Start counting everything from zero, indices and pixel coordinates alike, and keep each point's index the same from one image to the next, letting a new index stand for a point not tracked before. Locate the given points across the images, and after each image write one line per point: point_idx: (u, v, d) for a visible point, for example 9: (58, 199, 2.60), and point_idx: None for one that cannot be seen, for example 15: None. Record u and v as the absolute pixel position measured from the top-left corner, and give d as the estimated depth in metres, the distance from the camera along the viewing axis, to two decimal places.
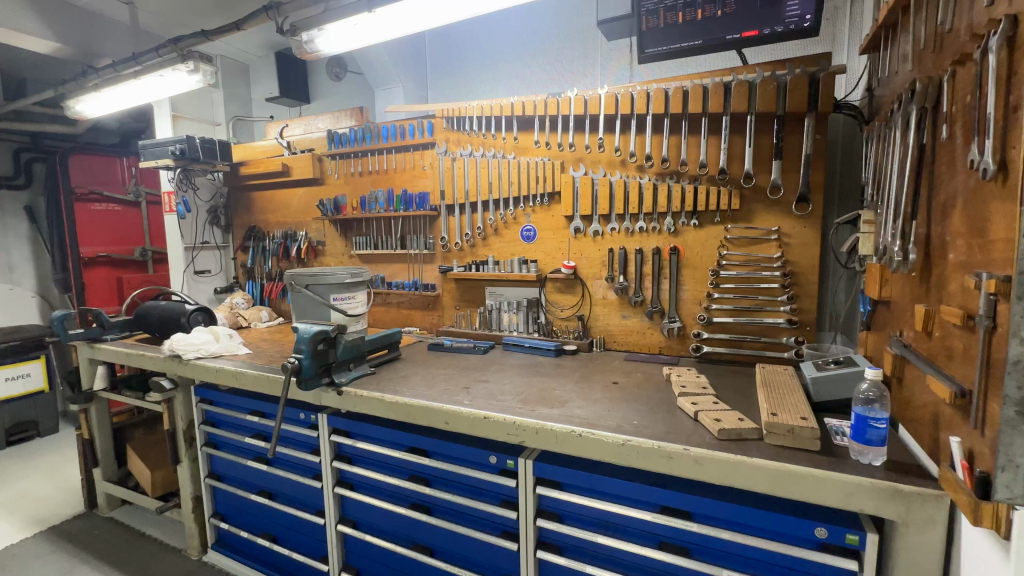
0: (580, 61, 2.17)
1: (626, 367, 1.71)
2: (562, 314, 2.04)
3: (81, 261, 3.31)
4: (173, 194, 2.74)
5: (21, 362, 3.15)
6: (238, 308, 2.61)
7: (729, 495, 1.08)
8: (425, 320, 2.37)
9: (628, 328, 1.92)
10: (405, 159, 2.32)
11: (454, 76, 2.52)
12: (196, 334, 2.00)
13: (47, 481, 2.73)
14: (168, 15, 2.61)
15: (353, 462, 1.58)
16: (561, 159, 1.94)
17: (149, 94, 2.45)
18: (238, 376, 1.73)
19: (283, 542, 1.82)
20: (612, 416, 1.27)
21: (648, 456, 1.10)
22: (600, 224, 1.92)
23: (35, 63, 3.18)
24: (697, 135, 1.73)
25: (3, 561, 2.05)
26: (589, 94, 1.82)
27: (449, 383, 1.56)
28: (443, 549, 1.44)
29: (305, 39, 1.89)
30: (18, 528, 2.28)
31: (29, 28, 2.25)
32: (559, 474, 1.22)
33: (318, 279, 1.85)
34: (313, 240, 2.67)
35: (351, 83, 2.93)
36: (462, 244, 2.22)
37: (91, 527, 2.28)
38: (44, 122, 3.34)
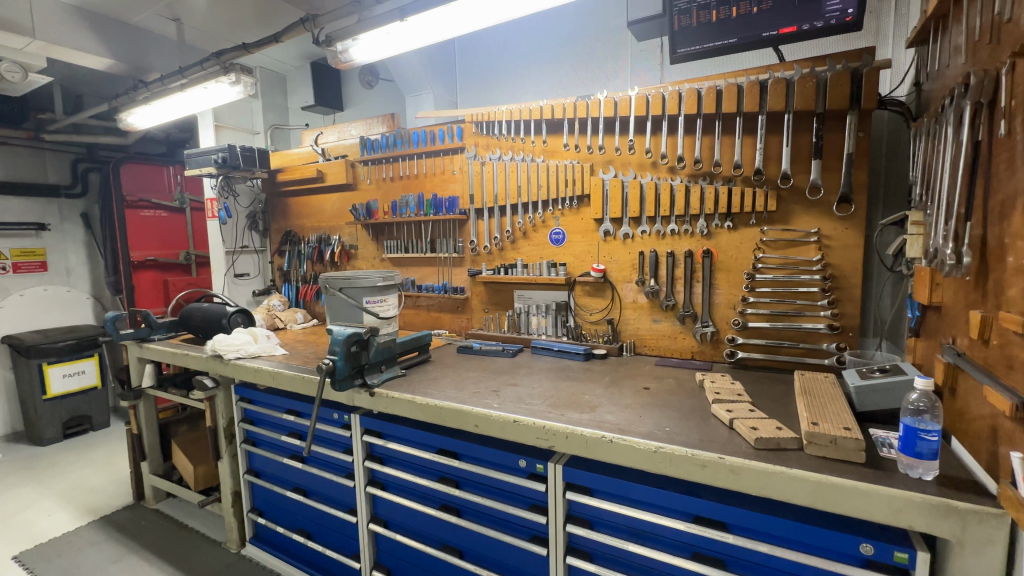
0: (610, 62, 2.15)
1: (657, 372, 1.69)
2: (591, 318, 2.02)
3: (131, 265, 3.50)
4: (215, 201, 2.87)
5: (77, 359, 3.35)
6: (276, 310, 2.70)
7: (766, 506, 1.04)
8: (454, 323, 2.40)
9: (659, 332, 1.89)
10: (435, 164, 2.35)
11: (483, 81, 2.55)
12: (236, 334, 2.08)
13: (99, 472, 2.89)
14: (211, 30, 2.74)
15: (384, 462, 1.61)
16: (590, 162, 1.93)
17: (194, 105, 2.56)
18: (276, 377, 1.79)
19: (317, 538, 1.87)
20: (643, 422, 1.25)
21: (682, 464, 1.07)
22: (631, 227, 1.89)
23: (91, 79, 3.39)
24: (731, 135, 1.69)
25: (60, 548, 2.18)
26: (619, 96, 1.80)
27: (478, 386, 1.57)
28: (472, 551, 1.45)
29: (339, 49, 1.96)
30: (73, 517, 2.42)
31: (85, 46, 2.40)
32: (589, 480, 1.21)
33: (353, 282, 1.88)
34: (346, 244, 2.74)
35: (382, 90, 3.00)
36: (491, 247, 2.23)
37: (139, 518, 2.40)
38: (99, 134, 3.55)
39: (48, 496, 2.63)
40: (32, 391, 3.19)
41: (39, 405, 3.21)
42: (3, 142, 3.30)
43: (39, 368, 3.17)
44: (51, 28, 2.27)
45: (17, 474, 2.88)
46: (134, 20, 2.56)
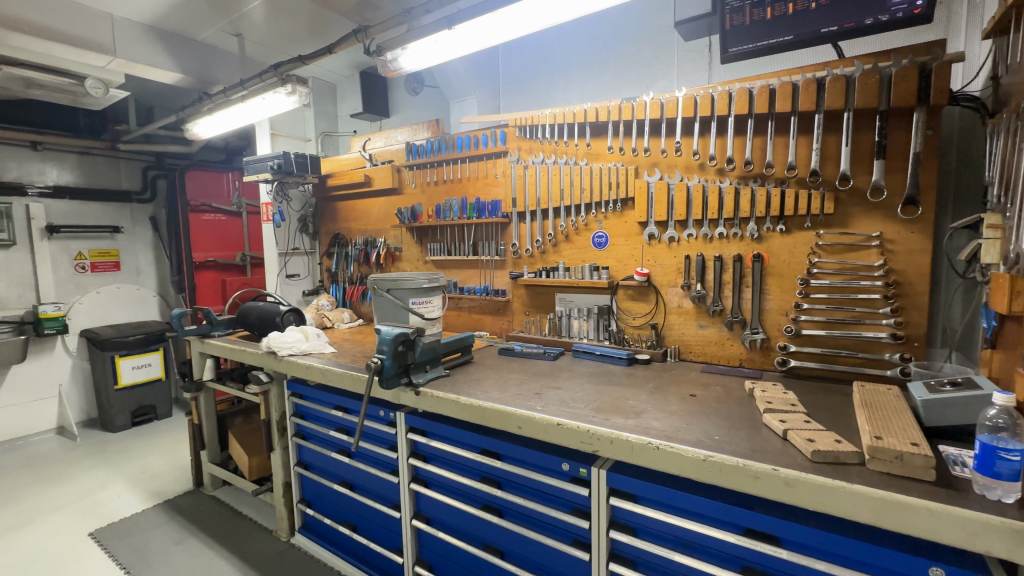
0: (655, 63, 2.12)
1: (704, 379, 1.64)
2: (634, 322, 2.00)
3: (194, 265, 3.74)
4: (270, 205, 3.03)
5: (145, 352, 3.60)
6: (324, 309, 2.82)
7: (824, 523, 1.00)
8: (495, 324, 2.42)
9: (705, 338, 1.84)
10: (478, 168, 2.38)
11: (526, 85, 2.56)
12: (289, 333, 2.18)
13: (163, 459, 3.09)
14: (269, 43, 2.89)
15: (428, 460, 1.65)
16: (635, 165, 1.91)
17: (253, 114, 2.71)
18: (326, 373, 1.87)
19: (362, 531, 1.93)
20: (690, 429, 1.22)
21: (732, 475, 1.05)
22: (676, 230, 1.86)
23: (161, 93, 3.64)
24: (785, 135, 1.63)
25: (129, 527, 2.35)
26: (666, 98, 1.78)
27: (521, 388, 1.58)
28: (513, 552, 1.47)
29: (389, 58, 2.02)
30: (141, 499, 2.61)
31: (157, 62, 2.59)
32: (634, 487, 1.20)
33: (400, 283, 1.93)
34: (391, 246, 2.82)
35: (427, 96, 3.07)
36: (533, 250, 2.24)
37: (198, 504, 2.55)
38: (166, 143, 3.81)
39: (119, 479, 2.84)
40: (106, 381, 3.46)
41: (111, 394, 3.48)
42: (84, 152, 3.60)
43: (112, 360, 3.43)
44: (129, 46, 2.48)
45: (92, 457, 3.13)
46: (200, 37, 2.73)
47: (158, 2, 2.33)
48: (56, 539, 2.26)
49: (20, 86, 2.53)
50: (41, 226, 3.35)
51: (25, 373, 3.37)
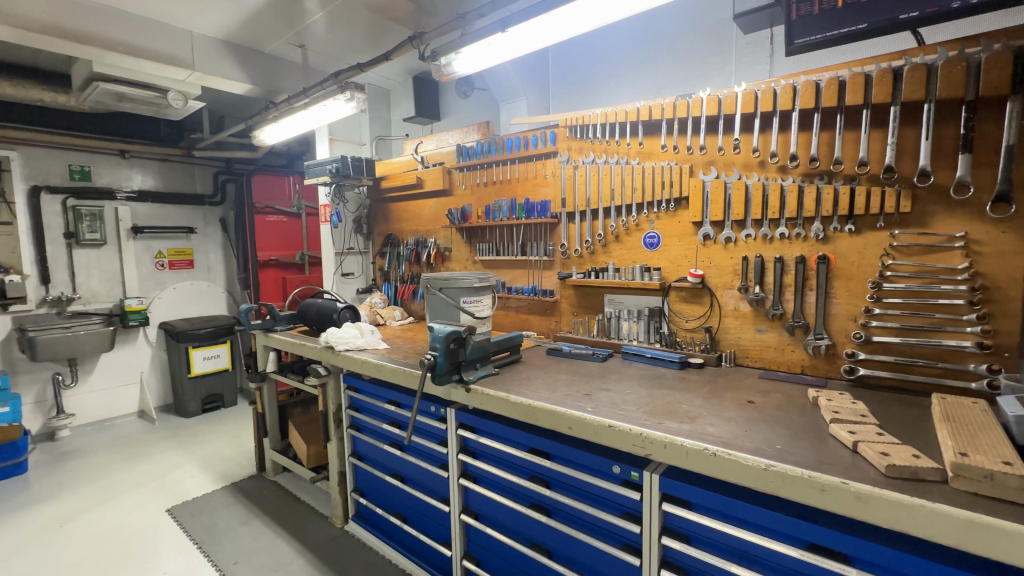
0: (712, 58, 2.06)
1: (762, 386, 1.57)
2: (687, 325, 1.95)
3: (258, 264, 3.99)
4: (328, 207, 3.18)
5: (214, 344, 3.87)
6: (377, 307, 2.92)
7: (899, 542, 0.94)
8: (542, 325, 2.42)
9: (764, 343, 1.76)
10: (528, 169, 2.39)
11: (576, 86, 2.55)
12: (346, 329, 2.28)
13: (229, 444, 3.31)
14: (330, 53, 3.02)
15: (477, 456, 1.68)
16: (689, 163, 1.86)
17: (314, 120, 2.84)
18: (381, 368, 1.94)
19: (412, 523, 1.99)
20: (749, 437, 1.17)
21: (796, 486, 1.00)
22: (733, 230, 1.79)
23: (231, 103, 3.90)
24: (856, 130, 1.54)
25: (201, 506, 2.53)
26: (724, 93, 1.72)
27: (571, 389, 1.57)
28: (561, 552, 1.47)
29: (444, 63, 2.08)
30: (211, 481, 2.80)
31: (230, 74, 2.78)
32: (688, 493, 1.17)
33: (451, 283, 1.97)
34: (441, 246, 2.88)
35: (477, 99, 3.12)
36: (582, 251, 2.23)
37: (261, 487, 2.71)
38: (235, 149, 4.07)
39: (191, 461, 3.07)
40: (180, 370, 3.75)
41: (185, 382, 3.76)
42: (164, 159, 3.92)
43: (186, 351, 3.72)
44: (205, 60, 2.67)
45: (168, 440, 3.40)
46: (268, 49, 2.90)
47: (231, 18, 2.49)
48: (139, 513, 2.48)
49: (113, 100, 2.78)
50: (127, 227, 3.69)
51: (112, 360, 3.71)
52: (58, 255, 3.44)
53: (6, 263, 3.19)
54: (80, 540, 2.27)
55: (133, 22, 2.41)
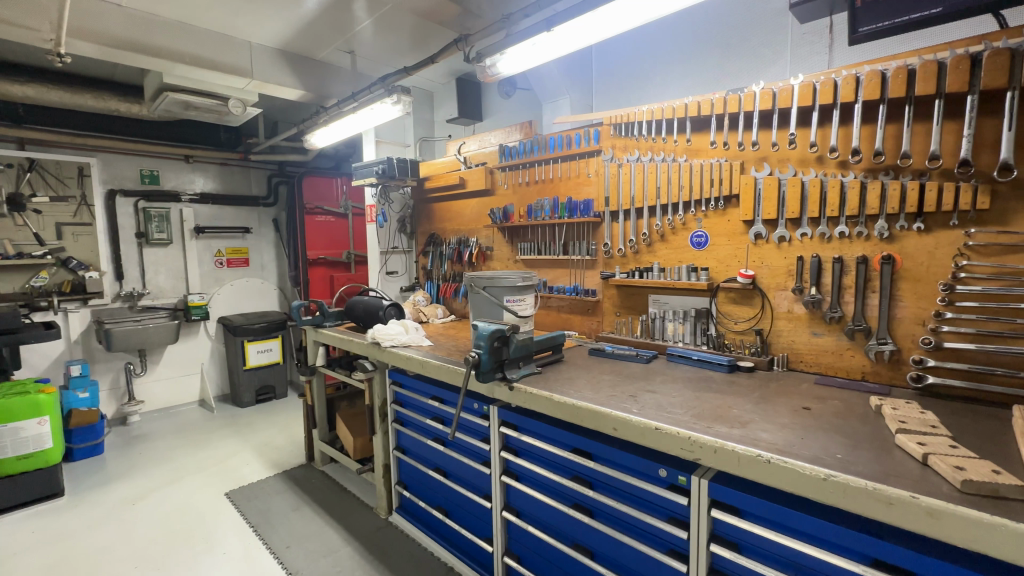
0: (766, 50, 1.98)
1: (818, 392, 1.50)
2: (736, 327, 1.89)
3: (308, 262, 4.16)
4: (374, 207, 3.28)
5: (267, 338, 4.07)
6: (420, 304, 2.99)
7: (977, 563, 0.87)
8: (584, 325, 2.41)
9: (820, 347, 1.68)
10: (571, 168, 2.38)
11: (621, 83, 2.51)
12: (392, 326, 2.35)
13: (281, 434, 3.48)
14: (378, 58, 3.11)
15: (519, 454, 1.69)
16: (740, 160, 1.80)
17: (362, 123, 2.93)
18: (425, 365, 1.98)
19: (454, 517, 2.02)
20: (806, 445, 1.12)
21: (859, 498, 0.95)
22: (788, 229, 1.72)
23: (285, 109, 4.08)
24: (928, 122, 1.44)
25: (256, 491, 2.68)
26: (779, 86, 1.66)
27: (615, 390, 1.56)
28: (604, 554, 1.46)
29: (488, 64, 2.10)
30: (265, 468, 2.96)
31: (286, 81, 2.91)
32: (739, 500, 1.14)
33: (495, 282, 1.99)
34: (483, 246, 2.91)
35: (519, 98, 3.13)
36: (626, 250, 2.20)
37: (310, 476, 2.84)
38: (287, 153, 4.26)
39: (247, 448, 3.25)
40: (237, 362, 3.97)
41: (241, 374, 3.98)
42: (224, 164, 4.16)
43: (242, 344, 3.94)
44: (263, 68, 2.82)
45: (225, 428, 3.60)
46: (319, 57, 3.02)
47: (287, 27, 2.61)
48: (201, 496, 2.65)
49: (180, 108, 2.98)
50: (190, 227, 3.94)
51: (177, 352, 3.97)
52: (130, 253, 3.73)
53: (87, 260, 3.48)
54: (149, 518, 2.45)
55: (199, 35, 2.57)
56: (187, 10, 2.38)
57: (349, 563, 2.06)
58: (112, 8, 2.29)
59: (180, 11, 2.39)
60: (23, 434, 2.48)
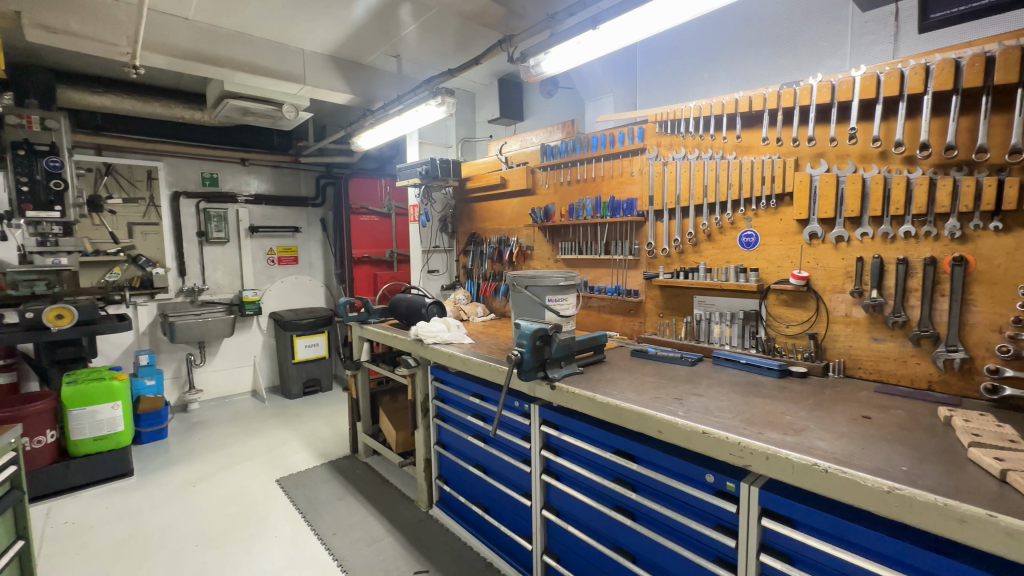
0: (822, 41, 1.90)
1: (879, 400, 1.42)
2: (788, 330, 1.81)
3: (353, 260, 4.32)
4: (417, 207, 3.37)
5: (314, 333, 4.25)
6: (461, 303, 3.03)
7: None
8: (625, 326, 2.38)
9: (880, 354, 1.60)
10: (614, 167, 2.36)
11: (668, 80, 2.46)
12: (434, 323, 2.40)
13: (327, 426, 3.62)
14: (422, 61, 3.18)
15: (559, 453, 1.69)
16: (794, 156, 1.73)
17: (407, 125, 2.99)
18: (466, 362, 2.01)
19: (493, 514, 2.05)
20: (867, 455, 1.07)
21: (926, 514, 0.90)
22: (847, 228, 1.64)
23: (333, 113, 4.24)
24: (1009, 112, 1.34)
25: (304, 479, 2.80)
26: (839, 79, 1.58)
27: (660, 392, 1.53)
28: (646, 558, 1.43)
29: (532, 64, 2.10)
30: (312, 458, 3.09)
31: (335, 86, 3.02)
32: (792, 510, 1.10)
33: (537, 281, 1.99)
34: (523, 245, 2.93)
35: (561, 97, 3.12)
36: (670, 250, 2.16)
37: (354, 467, 2.94)
38: (335, 155, 4.42)
39: (295, 438, 3.40)
40: (287, 355, 4.16)
41: (290, 366, 4.17)
42: (276, 166, 4.36)
43: (291, 339, 4.13)
44: (314, 74, 2.93)
45: (276, 418, 3.78)
46: (367, 61, 3.11)
47: (337, 34, 2.71)
48: (254, 482, 2.79)
49: (238, 114, 3.15)
50: (246, 227, 4.16)
51: (233, 344, 4.21)
52: (192, 251, 3.98)
53: (154, 258, 3.75)
54: (208, 500, 2.61)
55: (257, 44, 2.71)
56: (246, 21, 2.52)
57: (391, 553, 2.12)
58: (181, 22, 2.46)
59: (240, 22, 2.53)
60: (99, 417, 2.69)
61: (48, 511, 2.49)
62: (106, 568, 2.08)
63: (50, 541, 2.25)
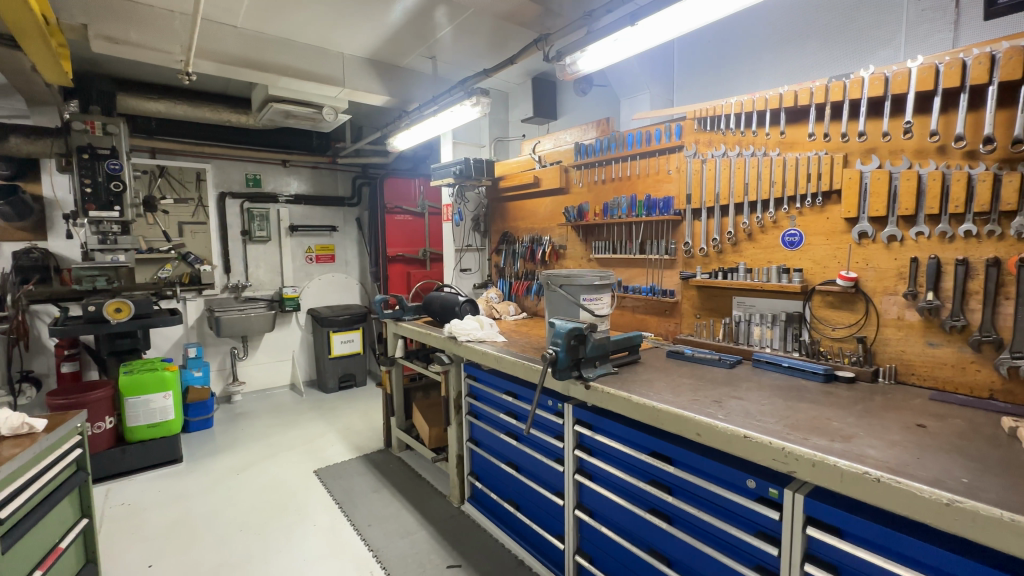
0: (875, 31, 1.82)
1: (935, 409, 1.35)
2: (834, 333, 1.74)
3: (387, 259, 4.41)
4: (451, 207, 3.42)
5: (350, 330, 4.36)
6: (493, 301, 3.05)
7: None
8: (661, 326, 2.34)
9: (936, 359, 1.52)
10: (650, 165, 2.32)
11: (709, 76, 2.40)
12: (467, 321, 2.42)
13: (361, 420, 3.71)
14: (457, 62, 3.21)
15: (592, 453, 1.69)
16: (843, 152, 1.66)
17: (441, 125, 3.03)
18: (500, 360, 2.03)
19: (525, 512, 2.05)
20: (923, 466, 1.02)
21: (990, 529, 0.85)
22: (900, 227, 1.56)
23: (370, 114, 4.33)
24: None
25: (340, 471, 2.88)
26: (894, 71, 1.51)
27: (698, 395, 1.50)
28: (682, 562, 1.41)
29: (568, 62, 2.10)
30: (347, 450, 3.17)
31: (373, 88, 3.10)
32: (840, 519, 1.06)
33: (571, 279, 1.98)
34: (556, 244, 2.91)
35: (596, 95, 3.10)
36: (709, 249, 2.11)
37: (388, 461, 3.00)
38: (371, 155, 4.52)
39: (331, 431, 3.50)
40: (323, 351, 4.29)
41: (327, 361, 4.30)
42: (315, 167, 4.49)
43: (328, 334, 4.25)
44: (353, 76, 3.01)
45: (313, 411, 3.91)
46: (403, 63, 3.17)
47: (375, 38, 2.78)
48: (293, 472, 2.90)
49: (281, 117, 3.26)
50: (286, 226, 4.32)
51: (273, 339, 4.37)
52: (237, 249, 4.15)
53: (202, 255, 3.94)
54: (251, 487, 2.73)
55: (299, 49, 2.80)
56: (289, 27, 2.61)
57: (424, 546, 2.15)
58: (230, 30, 2.57)
59: (284, 29, 2.62)
60: (152, 406, 2.85)
61: (107, 492, 2.66)
62: (159, 548, 2.20)
63: (109, 521, 2.41)
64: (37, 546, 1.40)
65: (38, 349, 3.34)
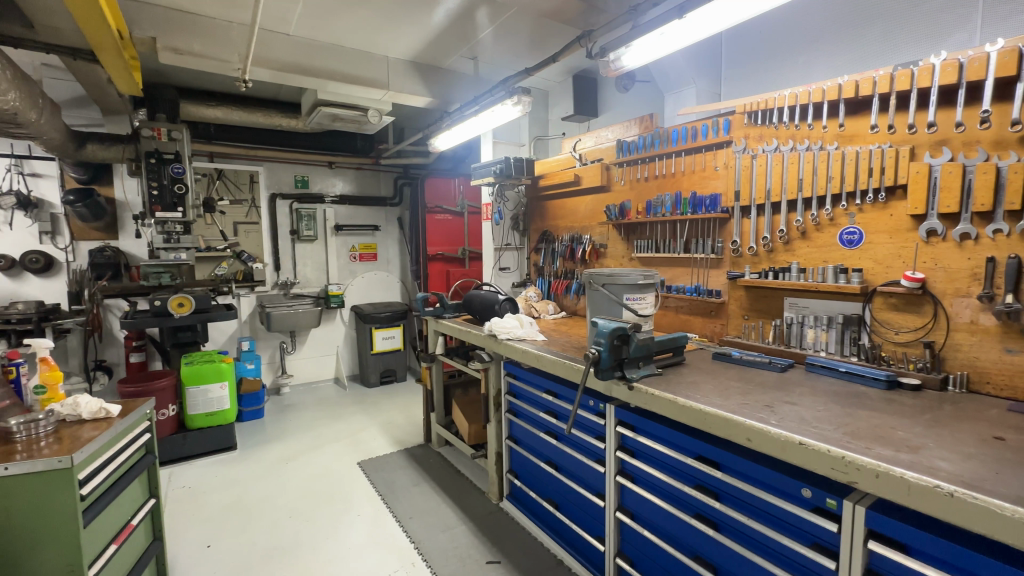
0: (945, 14, 1.70)
1: (1014, 420, 1.25)
2: (898, 337, 1.64)
3: (428, 257, 4.50)
4: (491, 206, 3.45)
5: (391, 326, 4.48)
6: (532, 300, 3.05)
7: None
8: (706, 327, 2.27)
9: (1015, 367, 1.40)
10: (696, 161, 2.26)
11: (759, 69, 2.31)
12: (507, 319, 2.43)
13: (402, 415, 3.79)
14: (498, 61, 3.23)
15: (635, 455, 1.66)
16: (909, 145, 1.57)
17: (482, 125, 3.05)
18: (540, 359, 2.03)
19: (564, 512, 2.05)
20: (1002, 481, 0.95)
21: None
22: (975, 224, 1.45)
23: (412, 116, 4.42)
24: None
25: (382, 464, 2.97)
26: (969, 57, 1.41)
27: (748, 399, 1.45)
28: (729, 570, 1.37)
29: (612, 58, 2.06)
30: (389, 444, 3.26)
31: (416, 90, 3.16)
32: (905, 534, 1.00)
33: (614, 278, 1.96)
34: (596, 243, 2.88)
35: (639, 91, 3.04)
36: (758, 249, 2.03)
37: (428, 456, 3.06)
38: (412, 156, 4.62)
39: (374, 425, 3.60)
40: (366, 346, 4.43)
41: (369, 357, 4.43)
42: (359, 168, 4.63)
43: (371, 331, 4.38)
44: (397, 79, 3.08)
45: (356, 405, 4.03)
46: (445, 65, 3.21)
47: (419, 40, 2.83)
48: (339, 463, 3.00)
49: (328, 121, 3.38)
50: (331, 225, 4.47)
51: (319, 334, 4.54)
52: (286, 248, 4.33)
53: (254, 253, 4.14)
54: (300, 476, 2.85)
55: (347, 54, 2.89)
56: (338, 33, 2.70)
57: (464, 541, 2.18)
58: (283, 38, 2.69)
59: (333, 34, 2.72)
60: (210, 395, 3.04)
61: (171, 475, 2.85)
62: (217, 530, 2.33)
63: (173, 501, 2.57)
64: (111, 521, 1.51)
65: (109, 340, 3.61)
